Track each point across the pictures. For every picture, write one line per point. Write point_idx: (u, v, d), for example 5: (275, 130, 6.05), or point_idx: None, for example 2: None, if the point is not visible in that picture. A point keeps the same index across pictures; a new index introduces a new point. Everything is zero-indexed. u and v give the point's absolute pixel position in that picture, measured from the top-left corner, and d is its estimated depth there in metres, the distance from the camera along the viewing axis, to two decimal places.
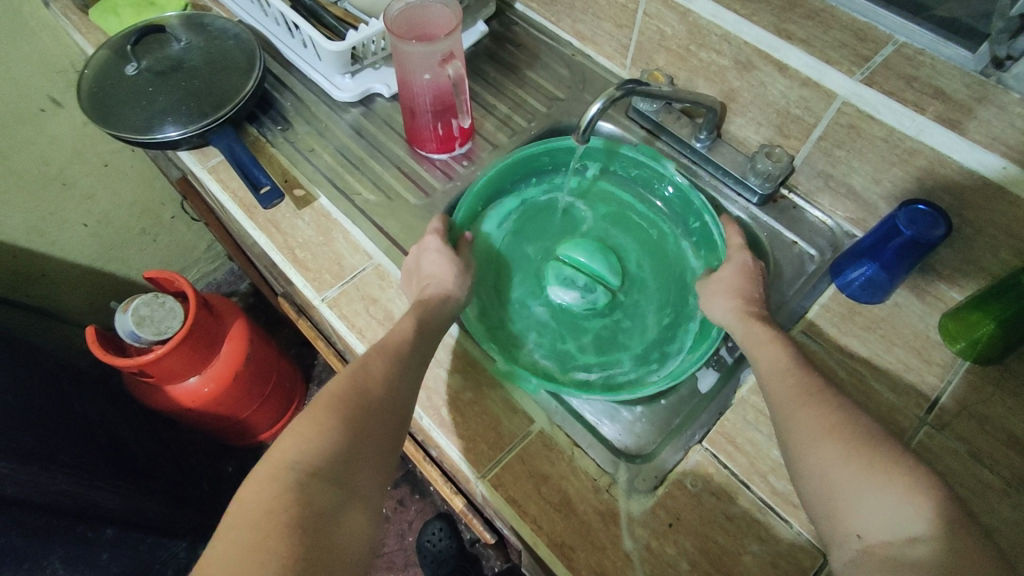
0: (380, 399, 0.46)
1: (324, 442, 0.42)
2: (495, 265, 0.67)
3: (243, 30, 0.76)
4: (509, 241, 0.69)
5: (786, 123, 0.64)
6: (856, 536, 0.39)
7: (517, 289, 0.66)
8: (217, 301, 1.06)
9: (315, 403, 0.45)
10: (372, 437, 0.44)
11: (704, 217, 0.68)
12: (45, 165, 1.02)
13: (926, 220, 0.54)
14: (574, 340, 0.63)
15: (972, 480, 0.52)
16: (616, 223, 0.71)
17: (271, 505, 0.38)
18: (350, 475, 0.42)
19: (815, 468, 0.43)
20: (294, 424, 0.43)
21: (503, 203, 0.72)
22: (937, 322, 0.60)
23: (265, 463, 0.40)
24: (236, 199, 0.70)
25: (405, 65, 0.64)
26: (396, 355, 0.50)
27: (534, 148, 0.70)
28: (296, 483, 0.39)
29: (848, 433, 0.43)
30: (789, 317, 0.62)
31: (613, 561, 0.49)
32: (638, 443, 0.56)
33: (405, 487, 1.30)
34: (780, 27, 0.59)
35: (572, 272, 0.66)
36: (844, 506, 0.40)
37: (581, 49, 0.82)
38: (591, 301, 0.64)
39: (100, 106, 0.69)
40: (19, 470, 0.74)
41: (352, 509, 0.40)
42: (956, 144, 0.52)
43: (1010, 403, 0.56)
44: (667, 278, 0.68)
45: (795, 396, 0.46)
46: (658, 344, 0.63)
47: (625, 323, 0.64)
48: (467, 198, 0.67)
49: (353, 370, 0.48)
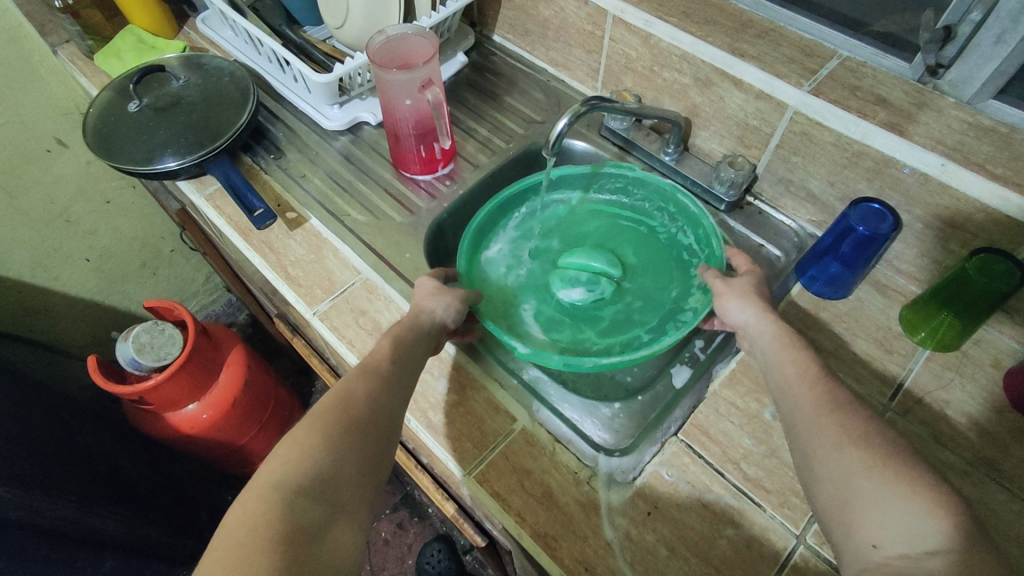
0: (364, 415, 0.48)
1: (305, 461, 0.43)
2: (503, 288, 0.69)
3: (237, 68, 0.81)
4: (511, 265, 0.72)
5: (746, 134, 0.69)
6: (871, 545, 0.38)
7: (527, 300, 0.68)
8: (216, 330, 1.09)
9: (300, 424, 0.46)
10: (357, 453, 0.45)
11: (678, 197, 0.71)
12: (51, 203, 1.07)
13: (876, 216, 0.59)
14: (591, 328, 0.66)
15: (935, 462, 0.54)
16: (606, 230, 0.74)
17: (254, 520, 0.39)
18: (333, 489, 0.43)
19: (839, 476, 0.42)
20: (278, 448, 0.44)
21: (497, 235, 0.74)
22: (898, 315, 0.64)
23: (250, 484, 0.42)
24: (232, 223, 0.74)
25: (386, 92, 0.68)
26: (380, 373, 0.51)
27: (505, 193, 0.74)
28: (279, 499, 0.40)
29: (873, 443, 0.42)
30: (776, 291, 0.67)
31: (595, 549, 0.51)
32: (616, 438, 0.58)
33: (404, 509, 1.32)
34: (734, 45, 0.64)
35: (576, 271, 0.69)
36: (865, 516, 0.39)
37: (556, 75, 0.87)
38: (598, 292, 0.67)
39: (103, 141, 0.74)
40: (21, 495, 0.76)
41: (337, 524, 0.41)
42: (897, 145, 0.55)
43: (967, 387, 0.58)
44: (664, 263, 0.70)
45: (817, 408, 0.46)
46: (671, 315, 0.65)
47: (637, 305, 0.67)
48: (463, 247, 0.69)
49: (338, 390, 0.49)
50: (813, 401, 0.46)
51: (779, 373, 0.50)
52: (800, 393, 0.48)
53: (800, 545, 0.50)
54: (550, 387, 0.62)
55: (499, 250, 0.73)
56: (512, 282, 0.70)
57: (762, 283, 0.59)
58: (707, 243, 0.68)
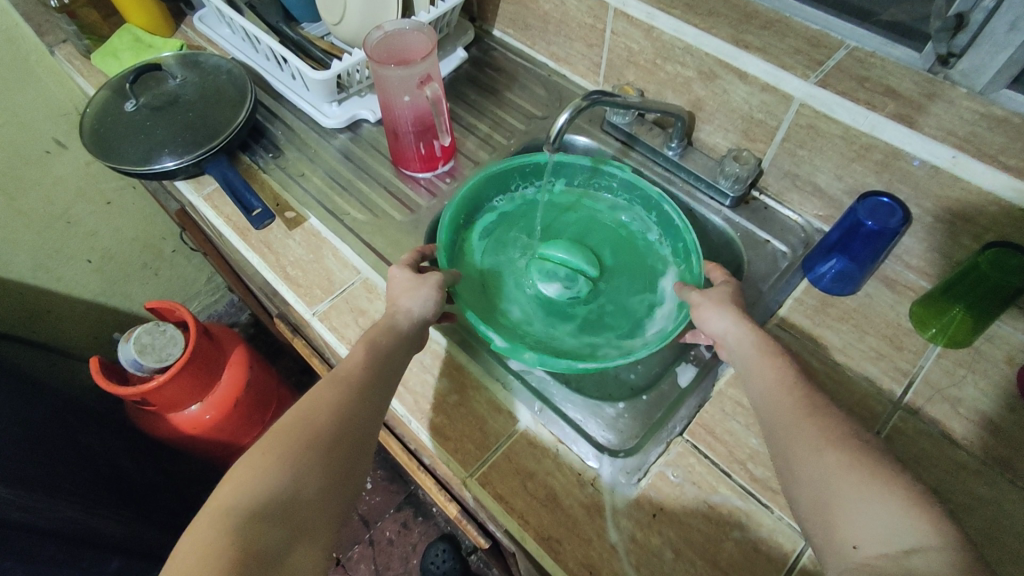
0: (330, 431, 0.46)
1: (262, 483, 0.42)
2: (481, 271, 0.68)
3: (235, 66, 0.80)
4: (492, 249, 0.71)
5: (751, 127, 0.67)
6: (852, 546, 0.37)
7: (503, 287, 0.68)
8: (218, 331, 1.09)
9: (258, 444, 0.45)
10: (320, 472, 0.44)
11: (663, 208, 0.69)
12: (50, 205, 1.07)
13: (885, 210, 0.57)
14: (563, 324, 0.65)
15: (948, 461, 0.53)
16: (587, 225, 0.73)
17: (206, 548, 0.38)
18: (294, 511, 0.42)
19: (817, 479, 0.41)
20: (235, 469, 0.43)
21: (478, 219, 0.73)
22: (908, 311, 0.62)
23: (204, 510, 0.41)
24: (230, 223, 0.73)
25: (384, 89, 0.67)
26: (352, 383, 0.50)
27: (497, 167, 0.71)
28: (234, 525, 0.40)
29: (847, 444, 0.41)
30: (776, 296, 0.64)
31: (599, 552, 0.50)
32: (620, 438, 0.57)
33: (408, 509, 1.31)
34: (738, 37, 0.63)
35: (555, 265, 0.68)
36: (845, 518, 0.38)
37: (556, 69, 0.86)
38: (575, 291, 0.67)
39: (100, 141, 0.73)
40: (21, 497, 0.75)
41: (296, 548, 0.40)
42: (908, 136, 0.54)
43: (980, 384, 0.57)
44: (643, 269, 0.69)
45: (799, 412, 0.45)
46: (642, 324, 0.65)
47: (609, 308, 0.66)
48: (445, 219, 0.66)
49: (301, 406, 0.48)
50: (814, 404, 0.45)
51: (759, 380, 0.49)
52: (809, 393, 0.46)
53: (809, 547, 0.49)
54: (553, 387, 0.61)
55: (481, 232, 0.72)
56: (489, 267, 0.69)
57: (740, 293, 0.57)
58: (688, 257, 0.66)
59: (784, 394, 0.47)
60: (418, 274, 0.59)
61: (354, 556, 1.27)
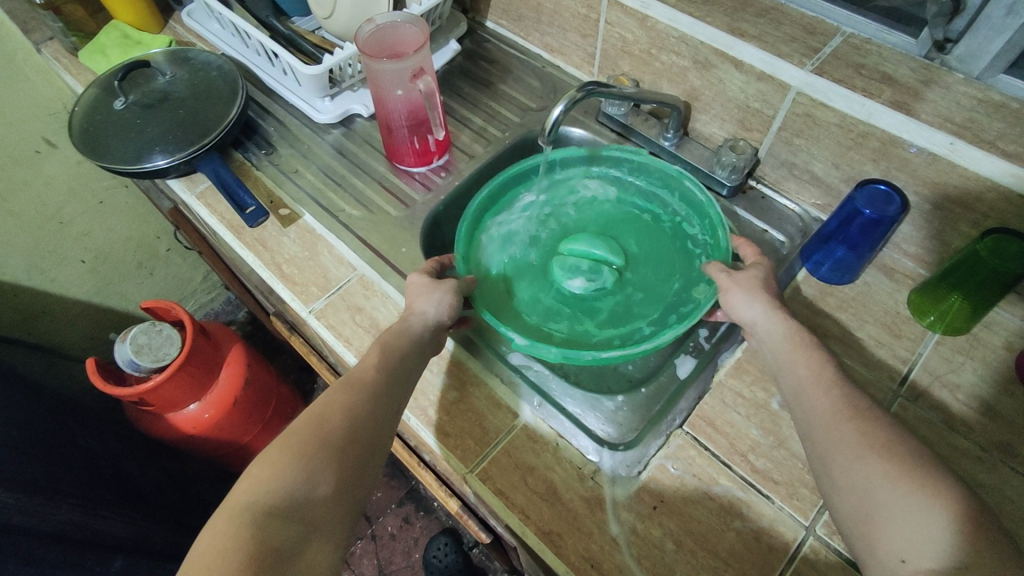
0: (343, 430, 0.46)
1: (276, 482, 0.42)
2: (502, 274, 0.68)
3: (225, 61, 0.80)
4: (511, 248, 0.70)
5: (747, 117, 0.67)
6: (899, 560, 0.37)
7: (526, 287, 0.67)
8: (215, 329, 1.08)
9: (275, 442, 0.45)
10: (335, 469, 0.44)
11: (685, 183, 0.70)
12: (42, 205, 1.06)
13: (883, 198, 0.57)
14: (590, 319, 0.64)
15: (947, 448, 0.53)
16: (608, 217, 0.72)
17: (222, 545, 0.38)
18: (308, 508, 0.42)
19: (863, 487, 0.40)
20: (251, 468, 0.43)
21: (495, 223, 0.72)
22: (906, 299, 0.62)
23: (219, 507, 0.41)
24: (224, 221, 0.72)
25: (377, 83, 0.66)
26: (365, 385, 0.49)
27: (511, 169, 0.72)
28: (249, 522, 0.40)
29: (894, 453, 0.41)
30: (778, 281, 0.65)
31: (601, 545, 0.50)
32: (620, 432, 0.57)
33: (410, 504, 1.32)
34: (733, 25, 0.62)
35: (576, 259, 0.67)
36: (891, 531, 0.38)
37: (551, 60, 0.85)
38: (600, 283, 0.66)
39: (90, 140, 0.72)
40: (23, 501, 0.75)
41: (313, 543, 0.41)
42: (905, 124, 0.53)
43: (979, 370, 0.57)
44: (670, 254, 0.68)
45: (840, 413, 0.44)
46: (673, 308, 0.63)
47: (637, 297, 0.65)
48: (462, 230, 0.68)
49: (318, 405, 0.48)
50: (825, 405, 0.45)
51: (792, 375, 0.49)
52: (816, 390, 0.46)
53: (810, 536, 0.49)
54: (552, 381, 0.61)
55: (498, 233, 0.71)
56: (510, 269, 0.68)
57: (769, 276, 0.56)
58: (715, 232, 0.66)
59: (820, 393, 0.46)
60: (434, 279, 0.58)
61: (357, 551, 1.27)
